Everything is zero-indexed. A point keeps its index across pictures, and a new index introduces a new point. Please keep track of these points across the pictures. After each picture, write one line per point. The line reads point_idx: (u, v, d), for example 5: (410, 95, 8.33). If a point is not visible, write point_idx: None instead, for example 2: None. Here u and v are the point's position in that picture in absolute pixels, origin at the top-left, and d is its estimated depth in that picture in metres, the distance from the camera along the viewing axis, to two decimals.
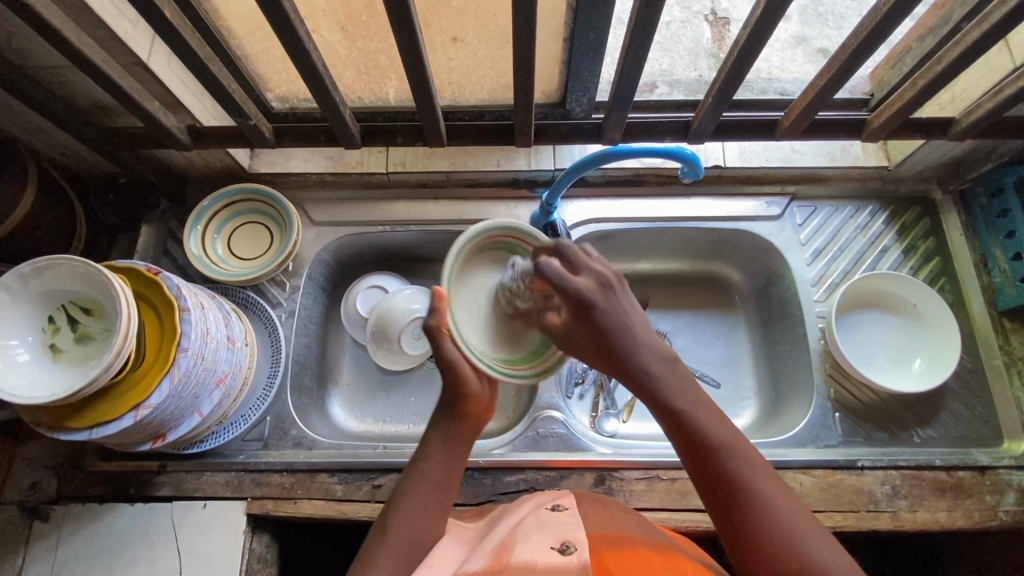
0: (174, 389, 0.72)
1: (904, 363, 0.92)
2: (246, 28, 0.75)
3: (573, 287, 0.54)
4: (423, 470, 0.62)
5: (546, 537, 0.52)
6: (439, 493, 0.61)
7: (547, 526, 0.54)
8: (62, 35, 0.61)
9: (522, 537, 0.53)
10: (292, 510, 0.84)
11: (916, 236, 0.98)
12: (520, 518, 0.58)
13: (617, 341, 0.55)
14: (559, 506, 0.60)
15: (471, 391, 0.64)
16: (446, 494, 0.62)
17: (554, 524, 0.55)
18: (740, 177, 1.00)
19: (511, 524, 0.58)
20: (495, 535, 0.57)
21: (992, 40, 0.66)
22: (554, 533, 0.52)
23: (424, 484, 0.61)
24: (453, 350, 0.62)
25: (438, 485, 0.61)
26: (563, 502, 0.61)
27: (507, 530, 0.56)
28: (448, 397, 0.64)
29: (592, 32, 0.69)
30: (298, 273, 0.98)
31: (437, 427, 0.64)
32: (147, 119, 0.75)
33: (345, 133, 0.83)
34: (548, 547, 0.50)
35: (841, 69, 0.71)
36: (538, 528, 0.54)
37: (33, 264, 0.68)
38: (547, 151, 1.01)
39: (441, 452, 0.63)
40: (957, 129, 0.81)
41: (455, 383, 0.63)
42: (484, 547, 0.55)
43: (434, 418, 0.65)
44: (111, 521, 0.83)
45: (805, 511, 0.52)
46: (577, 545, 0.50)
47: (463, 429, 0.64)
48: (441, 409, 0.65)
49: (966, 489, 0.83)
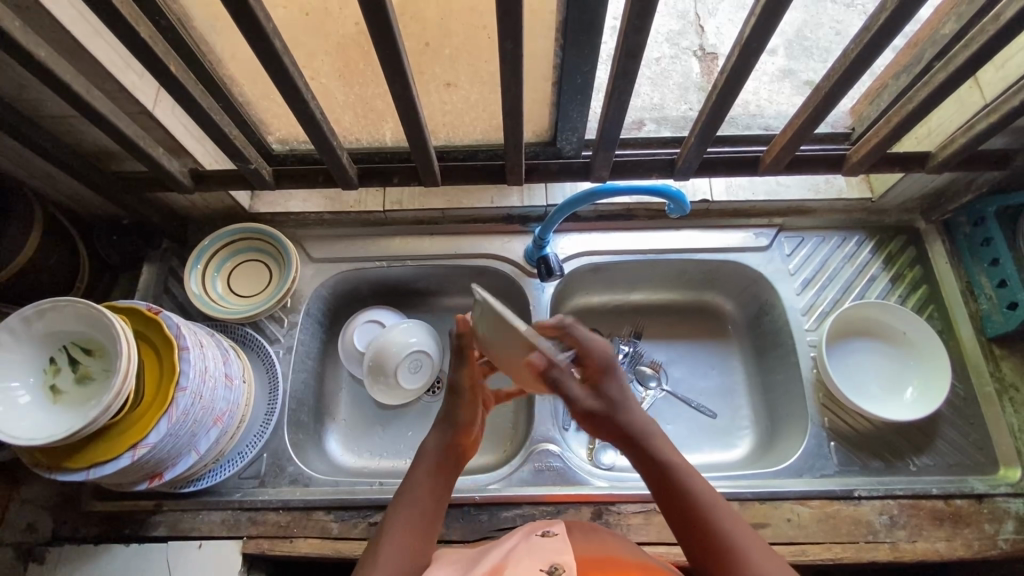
0: (171, 428, 0.72)
1: (896, 391, 0.93)
2: (248, 75, 0.78)
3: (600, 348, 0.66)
4: (414, 494, 0.65)
5: (536, 560, 0.54)
6: (432, 516, 0.65)
7: (536, 551, 0.56)
8: (73, 89, 0.64)
9: (512, 561, 0.54)
10: (289, 549, 0.83)
11: (903, 264, 1.00)
12: (513, 543, 0.60)
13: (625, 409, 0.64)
14: (551, 531, 0.61)
15: (468, 425, 0.72)
16: (435, 521, 0.65)
17: (542, 548, 0.56)
18: (728, 210, 1.03)
19: (504, 548, 0.59)
20: (489, 558, 0.58)
21: (960, 80, 0.69)
22: (544, 557, 0.54)
23: (416, 509, 0.64)
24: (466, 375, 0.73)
25: (431, 507, 0.65)
26: (554, 528, 0.62)
27: (501, 553, 0.58)
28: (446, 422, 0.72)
29: (578, 77, 0.72)
30: (297, 309, 0.99)
31: (433, 452, 0.69)
32: (151, 164, 0.78)
33: (343, 175, 0.86)
34: (538, 569, 0.52)
35: (817, 107, 0.74)
36: (528, 554, 0.55)
37: (36, 306, 0.70)
38: (539, 187, 1.03)
39: (434, 478, 0.67)
40: (933, 162, 0.84)
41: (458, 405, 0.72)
42: (478, 569, 0.56)
43: (428, 444, 0.71)
44: (103, 562, 0.83)
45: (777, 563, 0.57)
46: (564, 568, 0.51)
47: (455, 462, 0.70)
48: (438, 437, 0.71)
49: (965, 518, 0.83)
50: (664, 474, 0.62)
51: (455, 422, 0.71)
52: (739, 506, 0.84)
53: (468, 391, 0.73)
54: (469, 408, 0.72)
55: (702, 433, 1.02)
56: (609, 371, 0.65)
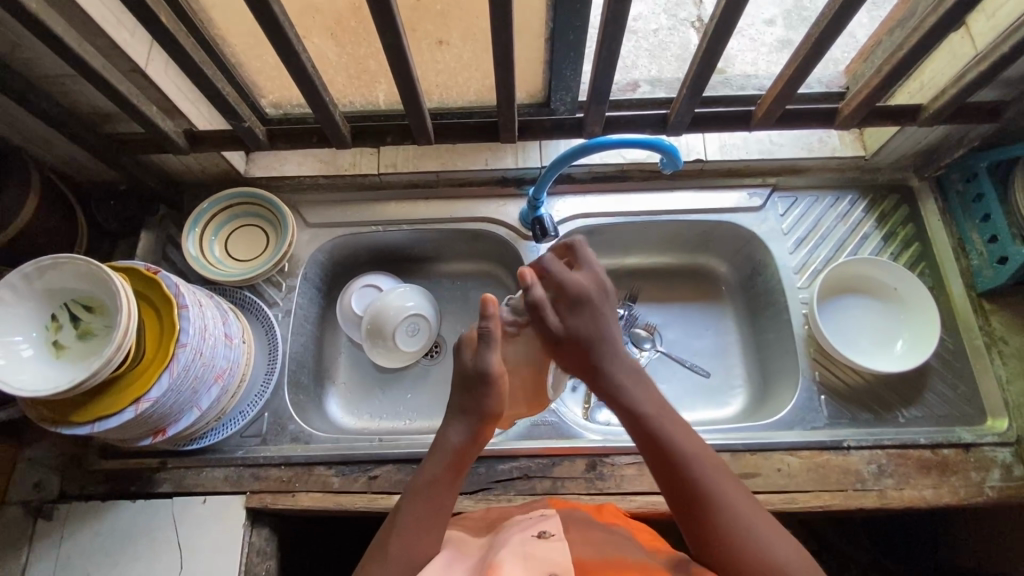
0: (173, 383, 0.74)
1: (886, 345, 0.94)
2: (238, 34, 0.78)
3: (575, 281, 0.67)
4: (427, 489, 0.64)
5: (531, 571, 0.53)
6: (443, 513, 0.64)
7: (533, 554, 0.55)
8: (64, 42, 0.64)
9: (506, 565, 0.53)
10: (291, 503, 0.85)
11: (896, 222, 1.00)
12: (508, 543, 0.59)
13: (601, 347, 0.66)
14: (547, 532, 0.60)
15: (497, 411, 0.67)
16: (444, 515, 0.64)
17: (540, 552, 0.56)
18: (722, 170, 1.03)
19: (499, 550, 0.58)
20: (484, 561, 0.58)
21: (949, 25, 0.69)
22: (540, 565, 0.54)
23: (426, 505, 0.64)
24: (495, 359, 0.65)
25: (442, 502, 0.64)
26: (549, 527, 0.61)
27: (496, 554, 0.57)
28: (471, 410, 0.66)
29: (570, 32, 0.73)
30: (294, 273, 1.00)
31: (451, 439, 0.66)
32: (146, 123, 0.78)
33: (337, 134, 0.86)
34: None
35: (807, 56, 0.74)
36: (524, 556, 0.55)
37: (37, 263, 0.70)
38: (534, 149, 1.04)
39: (449, 473, 0.65)
40: (925, 115, 0.84)
41: (482, 396, 0.66)
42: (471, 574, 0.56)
43: (449, 424, 0.67)
44: (112, 516, 0.85)
45: (764, 515, 0.59)
46: None
47: (472, 450, 0.67)
48: (458, 425, 0.66)
49: (951, 466, 0.85)
50: (638, 421, 0.63)
51: (481, 411, 0.66)
52: (731, 457, 0.85)
53: (499, 381, 0.65)
54: (499, 396, 0.66)
55: (696, 392, 1.03)
56: (583, 306, 0.66)
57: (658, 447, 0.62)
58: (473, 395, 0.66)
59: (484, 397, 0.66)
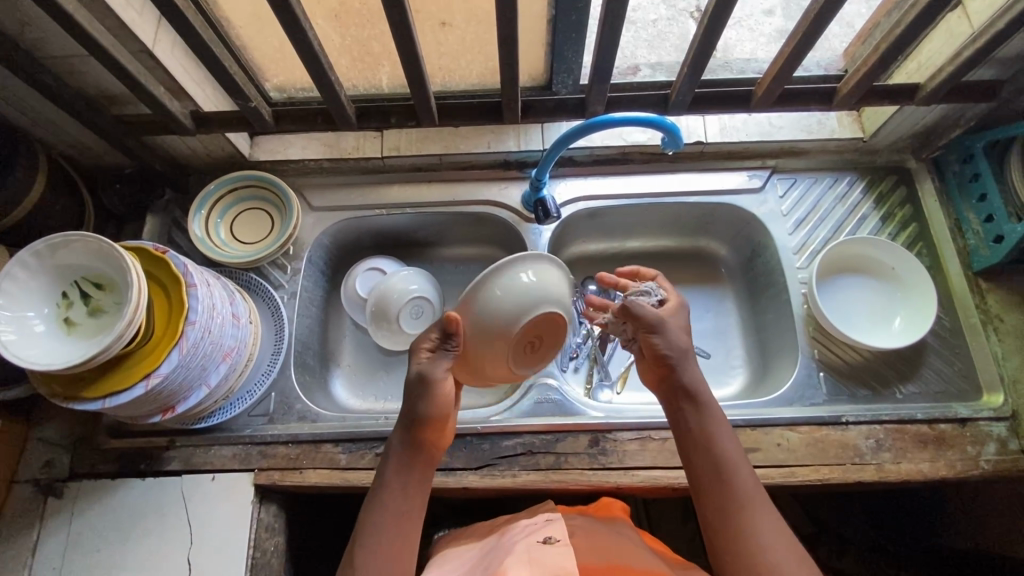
0: (183, 359, 0.75)
1: (884, 323, 0.96)
2: (244, 15, 0.79)
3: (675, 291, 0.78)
4: (387, 498, 0.66)
5: None
6: (407, 516, 0.66)
7: (541, 560, 0.58)
8: (75, 20, 0.65)
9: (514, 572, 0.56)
10: (299, 480, 0.86)
11: (894, 203, 1.02)
12: (514, 550, 0.61)
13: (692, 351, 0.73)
14: (552, 538, 0.62)
15: (435, 418, 0.69)
16: (411, 518, 0.66)
17: (548, 558, 0.58)
18: (723, 152, 1.04)
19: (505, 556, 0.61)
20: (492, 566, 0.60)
21: (945, 2, 0.70)
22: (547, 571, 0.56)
23: (388, 513, 0.65)
24: (438, 367, 0.68)
25: (403, 507, 0.66)
26: (554, 532, 0.63)
27: (502, 560, 0.60)
28: (414, 418, 0.68)
29: (573, 12, 0.75)
30: (299, 256, 1.01)
31: (398, 446, 0.69)
32: (153, 103, 0.79)
33: (342, 114, 0.86)
34: None
35: (806, 34, 0.75)
36: (531, 562, 0.58)
37: (48, 240, 0.71)
38: (536, 133, 1.05)
39: (405, 477, 0.68)
40: (922, 94, 0.85)
41: (422, 402, 0.68)
42: None
43: (398, 432, 0.70)
44: (122, 494, 0.87)
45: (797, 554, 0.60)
46: None
47: (423, 457, 0.69)
48: (403, 434, 0.69)
49: (948, 441, 0.86)
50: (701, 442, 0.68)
51: (418, 416, 0.68)
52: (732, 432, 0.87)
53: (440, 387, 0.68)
54: (442, 399, 0.68)
55: None
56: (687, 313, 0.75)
57: (714, 469, 0.66)
58: (415, 400, 0.68)
59: (426, 403, 0.68)
